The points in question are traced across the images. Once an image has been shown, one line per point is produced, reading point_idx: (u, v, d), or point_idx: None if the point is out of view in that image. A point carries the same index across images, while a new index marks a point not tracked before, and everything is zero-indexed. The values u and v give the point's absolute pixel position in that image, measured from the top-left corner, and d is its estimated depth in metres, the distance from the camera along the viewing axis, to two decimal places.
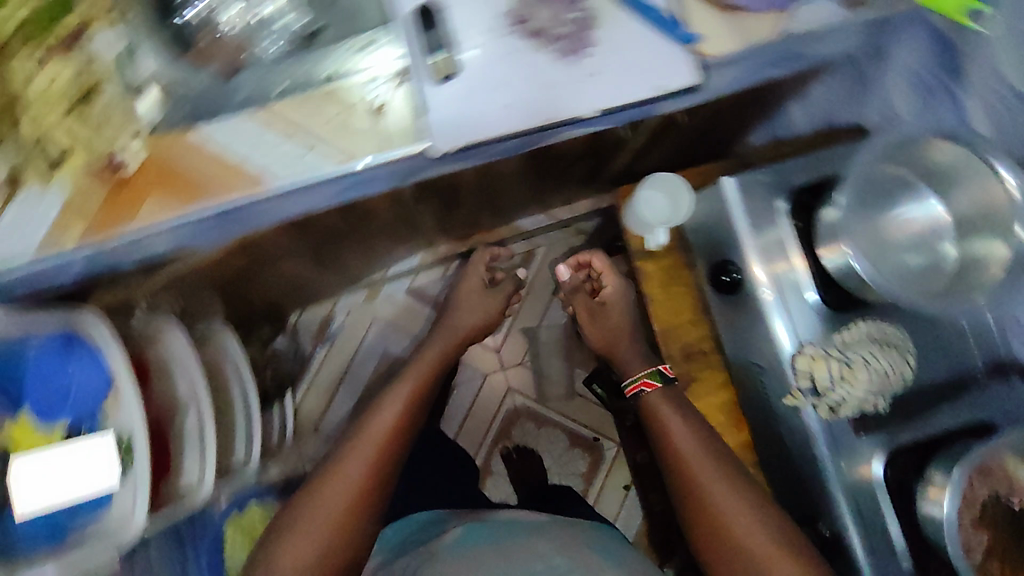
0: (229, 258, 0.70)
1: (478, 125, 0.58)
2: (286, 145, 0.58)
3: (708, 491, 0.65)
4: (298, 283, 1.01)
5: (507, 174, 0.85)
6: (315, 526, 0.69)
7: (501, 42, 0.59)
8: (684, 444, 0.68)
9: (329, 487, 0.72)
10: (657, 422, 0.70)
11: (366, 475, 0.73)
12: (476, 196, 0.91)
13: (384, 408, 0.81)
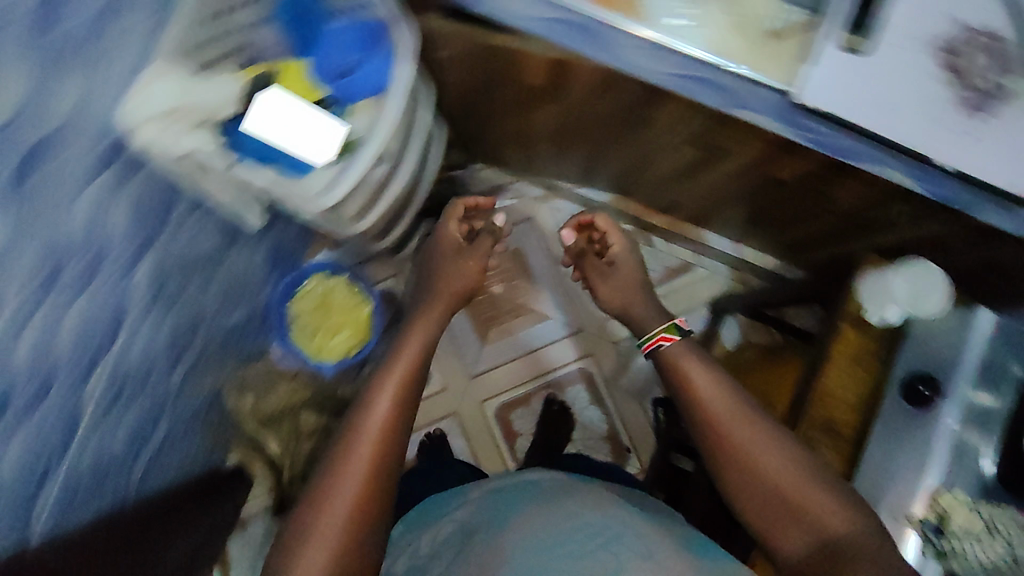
0: (535, 70, 0.72)
1: (843, 108, 0.58)
2: (680, 9, 0.62)
3: (733, 438, 0.67)
4: (518, 141, 1.03)
5: (771, 177, 0.84)
6: (320, 543, 0.61)
7: (917, 52, 0.57)
8: (715, 401, 0.71)
9: (323, 503, 0.63)
10: (676, 368, 0.75)
11: (361, 482, 0.64)
12: (721, 177, 0.90)
13: (387, 388, 0.73)
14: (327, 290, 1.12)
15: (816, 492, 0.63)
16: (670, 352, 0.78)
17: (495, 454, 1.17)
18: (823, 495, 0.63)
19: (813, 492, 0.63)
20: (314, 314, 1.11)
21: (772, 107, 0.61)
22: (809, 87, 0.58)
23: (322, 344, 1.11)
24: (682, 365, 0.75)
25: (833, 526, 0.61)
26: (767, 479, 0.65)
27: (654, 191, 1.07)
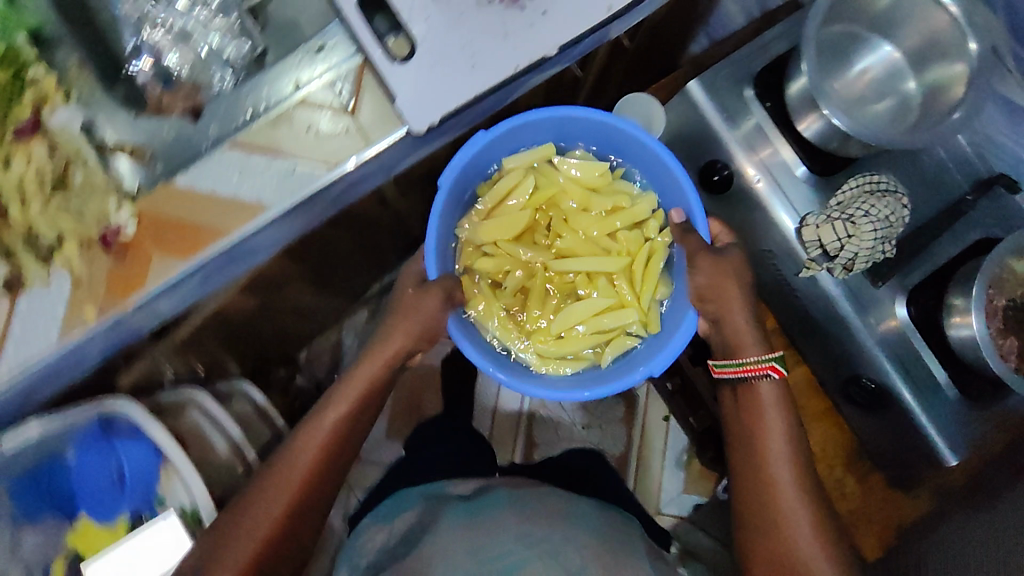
0: (242, 299, 0.66)
1: (441, 99, 0.55)
2: (274, 164, 0.54)
3: (770, 470, 0.63)
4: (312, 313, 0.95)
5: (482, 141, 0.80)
6: (272, 504, 0.62)
7: (446, 16, 0.55)
8: (779, 467, 0.63)
9: (269, 473, 0.63)
10: (753, 413, 0.64)
11: (368, 388, 0.68)
12: None
13: (369, 355, 0.69)
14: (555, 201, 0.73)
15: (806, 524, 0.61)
16: (763, 388, 0.64)
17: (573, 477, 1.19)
18: (805, 518, 0.61)
19: (799, 518, 0.61)
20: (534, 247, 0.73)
21: (407, 146, 0.57)
22: (403, 113, 0.54)
23: (537, 306, 0.74)
24: (762, 400, 0.64)
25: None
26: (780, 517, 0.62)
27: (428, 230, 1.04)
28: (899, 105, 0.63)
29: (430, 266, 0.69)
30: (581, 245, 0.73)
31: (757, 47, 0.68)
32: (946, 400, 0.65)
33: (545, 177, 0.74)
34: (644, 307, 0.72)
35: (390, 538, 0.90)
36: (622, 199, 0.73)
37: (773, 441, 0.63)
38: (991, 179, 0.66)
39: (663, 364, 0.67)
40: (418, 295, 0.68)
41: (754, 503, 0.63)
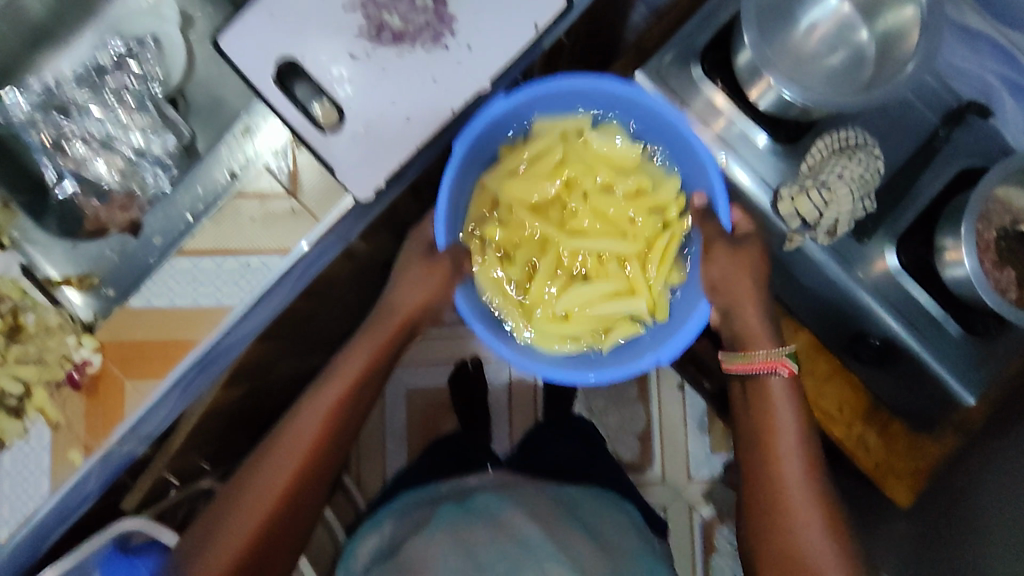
0: (230, 393, 0.64)
1: (380, 160, 0.52)
2: (225, 265, 0.52)
3: (781, 470, 0.61)
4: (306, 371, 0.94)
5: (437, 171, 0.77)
6: (263, 499, 0.59)
7: (367, 73, 0.52)
8: (789, 469, 0.60)
9: (258, 469, 0.60)
10: (764, 412, 0.62)
11: (371, 360, 0.64)
12: (420, 203, 0.84)
13: (374, 327, 0.66)
14: (578, 175, 0.68)
15: (816, 526, 0.59)
16: (773, 383, 0.61)
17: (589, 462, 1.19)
18: (816, 520, 0.59)
19: (811, 517, 0.59)
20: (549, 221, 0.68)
21: (358, 213, 0.54)
22: (346, 184, 0.52)
23: (543, 281, 0.68)
24: (773, 399, 0.62)
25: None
26: (794, 518, 0.60)
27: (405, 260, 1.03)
28: (854, 57, 0.61)
29: (438, 232, 0.64)
30: (595, 224, 0.69)
31: (697, 21, 0.64)
32: (953, 342, 0.63)
33: (572, 148, 0.68)
34: (653, 297, 0.68)
35: (382, 541, 0.91)
36: (645, 182, 0.68)
37: (785, 441, 0.61)
38: (962, 107, 0.63)
39: (672, 352, 0.63)
40: (425, 270, 0.65)
41: (761, 505, 0.62)
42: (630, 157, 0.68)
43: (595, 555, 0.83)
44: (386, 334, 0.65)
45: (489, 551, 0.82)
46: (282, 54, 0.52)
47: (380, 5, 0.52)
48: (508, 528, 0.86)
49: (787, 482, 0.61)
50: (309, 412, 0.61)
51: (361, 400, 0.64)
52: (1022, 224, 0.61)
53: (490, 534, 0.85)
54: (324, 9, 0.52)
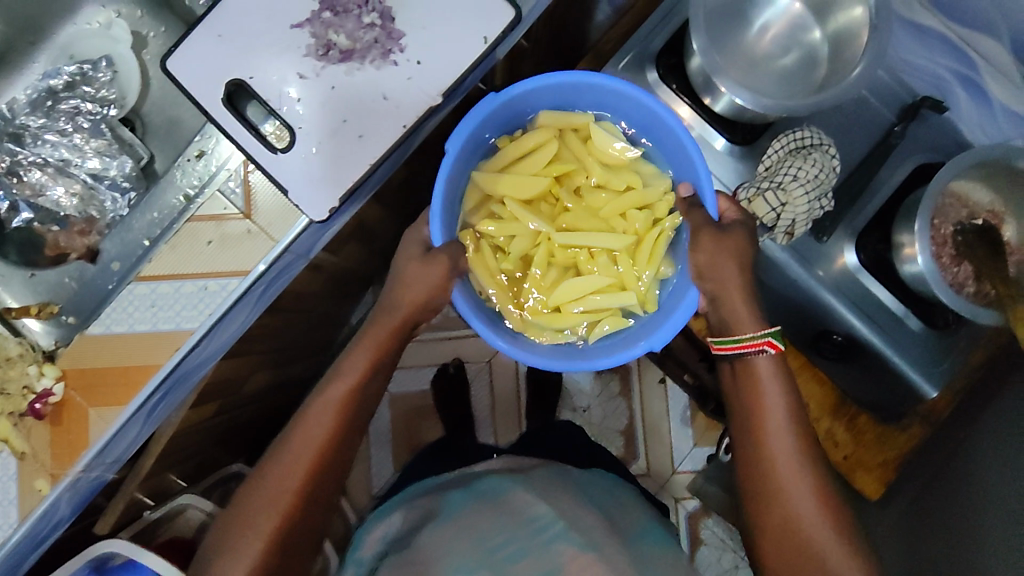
0: (201, 411, 0.65)
1: (334, 178, 0.52)
2: (183, 289, 0.52)
3: (771, 446, 0.60)
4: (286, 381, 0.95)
5: (403, 181, 0.77)
6: (272, 508, 0.59)
7: (317, 92, 0.52)
8: (779, 448, 0.59)
9: (268, 483, 0.60)
10: (750, 388, 0.61)
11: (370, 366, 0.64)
12: (390, 212, 0.84)
13: (369, 333, 0.64)
14: (570, 171, 0.69)
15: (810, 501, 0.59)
16: (761, 361, 0.60)
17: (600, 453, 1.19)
18: (807, 498, 0.58)
19: (798, 492, 0.59)
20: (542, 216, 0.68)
21: (316, 231, 0.55)
22: (300, 204, 0.52)
23: (535, 275, 0.68)
24: (757, 374, 0.61)
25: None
26: (783, 493, 0.59)
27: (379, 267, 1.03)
28: (807, 58, 0.61)
29: (434, 229, 0.63)
30: (586, 217, 0.68)
31: (652, 25, 0.65)
32: (914, 335, 0.64)
33: (566, 145, 0.69)
34: (643, 291, 0.67)
35: (389, 532, 0.92)
36: (635, 179, 0.68)
37: (773, 417, 0.60)
38: (917, 103, 0.63)
39: (664, 339, 0.63)
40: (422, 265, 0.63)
41: (753, 486, 0.61)
42: (622, 154, 0.68)
43: (606, 529, 0.82)
44: (385, 338, 0.65)
45: (499, 535, 0.81)
46: (231, 76, 0.52)
47: (326, 24, 0.52)
48: (517, 509, 0.85)
49: (777, 459, 0.60)
50: (313, 419, 0.61)
51: (365, 405, 0.64)
52: (978, 218, 0.61)
53: (501, 519, 0.84)
54: (273, 28, 0.52)
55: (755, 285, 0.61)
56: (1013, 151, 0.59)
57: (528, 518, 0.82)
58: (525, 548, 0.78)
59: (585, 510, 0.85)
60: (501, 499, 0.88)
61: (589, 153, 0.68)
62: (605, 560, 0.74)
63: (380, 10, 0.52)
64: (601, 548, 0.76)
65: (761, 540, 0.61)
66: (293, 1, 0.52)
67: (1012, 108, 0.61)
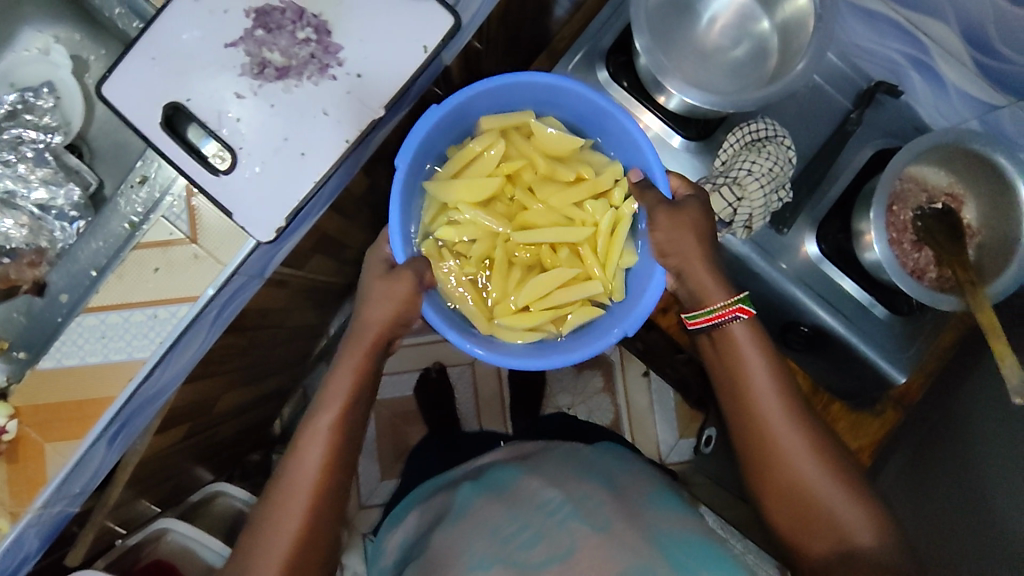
0: (168, 435, 0.65)
1: (277, 198, 0.51)
2: (131, 318, 0.51)
3: (763, 422, 0.60)
4: (264, 395, 0.94)
5: (363, 190, 0.77)
6: (289, 518, 0.59)
7: (255, 111, 0.51)
8: (775, 424, 0.60)
9: (276, 495, 0.60)
10: (732, 360, 0.61)
11: (356, 380, 0.63)
12: (354, 221, 0.84)
13: (351, 350, 0.63)
14: (519, 169, 0.68)
15: (816, 469, 0.59)
16: (735, 331, 0.60)
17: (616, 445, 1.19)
18: (812, 464, 0.59)
19: (801, 463, 0.59)
20: (498, 216, 0.67)
21: (266, 253, 0.54)
22: (245, 226, 0.51)
23: (499, 276, 0.67)
24: (735, 349, 0.61)
25: (860, 539, 0.57)
26: (792, 471, 0.59)
27: (350, 275, 1.03)
28: (757, 49, 0.61)
29: (396, 247, 0.62)
30: (542, 212, 0.67)
31: (600, 23, 0.64)
32: (881, 322, 0.64)
33: (511, 145, 0.68)
34: (607, 278, 0.66)
35: (409, 535, 0.89)
36: (585, 169, 0.67)
37: (758, 388, 0.60)
38: (871, 88, 0.63)
39: (637, 323, 0.62)
40: (387, 284, 0.61)
41: (752, 460, 0.62)
42: (568, 146, 0.66)
43: (617, 505, 0.77)
44: (363, 357, 0.63)
45: (511, 525, 0.77)
46: (169, 99, 0.52)
47: (261, 41, 0.51)
48: (526, 499, 0.81)
49: (773, 434, 0.60)
50: (312, 427, 0.61)
51: (358, 422, 0.63)
52: (937, 201, 0.61)
53: (508, 510, 0.80)
54: (208, 48, 0.51)
55: (720, 274, 0.60)
56: (965, 136, 0.57)
57: (537, 506, 0.79)
58: (539, 533, 0.74)
59: (595, 489, 0.80)
60: (507, 491, 0.84)
61: (538, 149, 0.67)
62: (618, 540, 0.70)
63: (316, 25, 0.51)
64: (612, 528, 0.72)
65: (774, 511, 0.62)
66: (226, 20, 0.51)
67: (966, 88, 0.60)
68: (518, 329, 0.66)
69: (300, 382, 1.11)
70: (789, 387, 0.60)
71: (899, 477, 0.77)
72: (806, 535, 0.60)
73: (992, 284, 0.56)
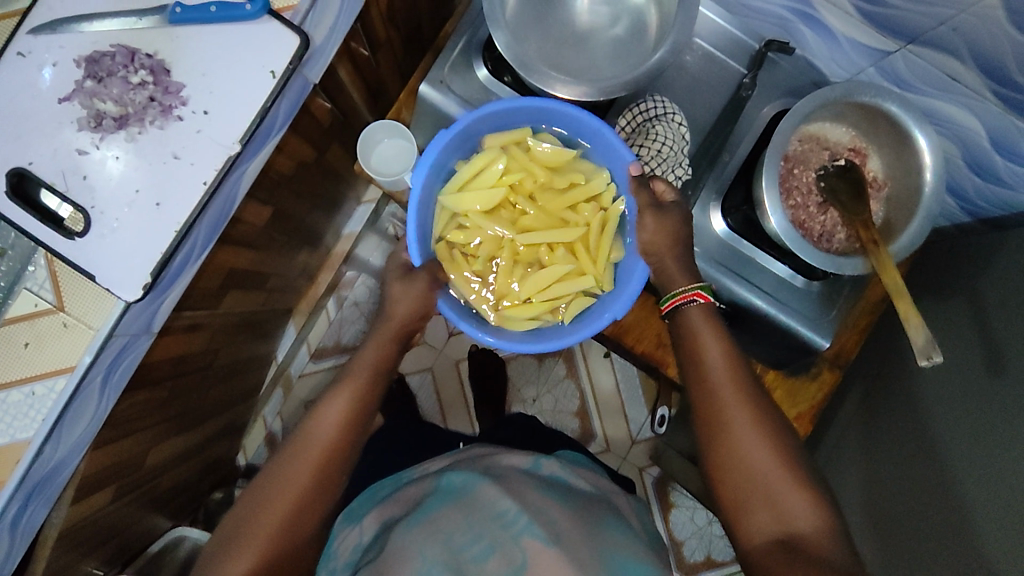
0: (89, 498, 0.63)
1: (137, 254, 0.49)
2: (11, 396, 0.50)
3: (721, 398, 0.56)
4: (213, 433, 0.93)
5: (266, 215, 0.74)
6: (266, 521, 0.54)
7: (101, 165, 0.48)
8: (725, 390, 0.56)
9: (263, 490, 0.55)
10: (692, 338, 0.57)
11: (375, 368, 0.60)
12: (269, 248, 0.81)
13: (376, 334, 0.61)
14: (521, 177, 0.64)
15: (769, 451, 0.54)
16: (691, 314, 0.57)
17: (588, 428, 1.19)
18: (764, 445, 0.54)
19: (751, 442, 0.54)
20: (501, 221, 0.64)
21: (145, 311, 0.52)
22: (110, 288, 0.49)
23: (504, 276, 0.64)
24: (694, 329, 0.58)
25: (804, 527, 0.51)
26: (747, 447, 0.54)
27: (287, 299, 1.01)
28: (636, 23, 0.57)
29: (413, 252, 0.60)
30: (541, 217, 0.64)
31: (475, 14, 0.61)
32: (805, 291, 0.62)
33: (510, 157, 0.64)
34: (599, 274, 0.63)
35: (363, 537, 0.78)
36: (577, 176, 0.63)
37: (715, 366, 0.56)
38: (760, 49, 0.60)
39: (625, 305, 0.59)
40: (405, 284, 0.60)
41: (705, 439, 0.56)
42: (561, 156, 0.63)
43: (572, 520, 0.69)
44: (384, 346, 0.61)
45: (466, 533, 0.68)
46: (10, 166, 0.48)
47: (95, 91, 0.48)
48: (482, 504, 0.71)
49: (728, 412, 0.55)
50: (321, 418, 0.57)
51: (374, 413, 0.60)
52: (840, 158, 0.59)
53: (465, 516, 0.70)
54: (41, 106, 0.48)
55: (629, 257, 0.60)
56: (852, 89, 0.54)
57: (494, 513, 0.69)
58: (493, 544, 0.66)
59: (552, 505, 0.71)
60: (468, 492, 0.73)
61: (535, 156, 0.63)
62: (571, 557, 0.63)
63: (150, 65, 0.48)
64: (566, 542, 0.65)
65: (722, 498, 0.56)
66: (53, 73, 0.48)
67: (855, 38, 0.57)
68: (519, 319, 0.63)
69: (255, 410, 1.10)
70: (744, 368, 0.57)
71: (846, 431, 0.77)
72: (756, 513, 0.53)
73: (895, 242, 0.54)
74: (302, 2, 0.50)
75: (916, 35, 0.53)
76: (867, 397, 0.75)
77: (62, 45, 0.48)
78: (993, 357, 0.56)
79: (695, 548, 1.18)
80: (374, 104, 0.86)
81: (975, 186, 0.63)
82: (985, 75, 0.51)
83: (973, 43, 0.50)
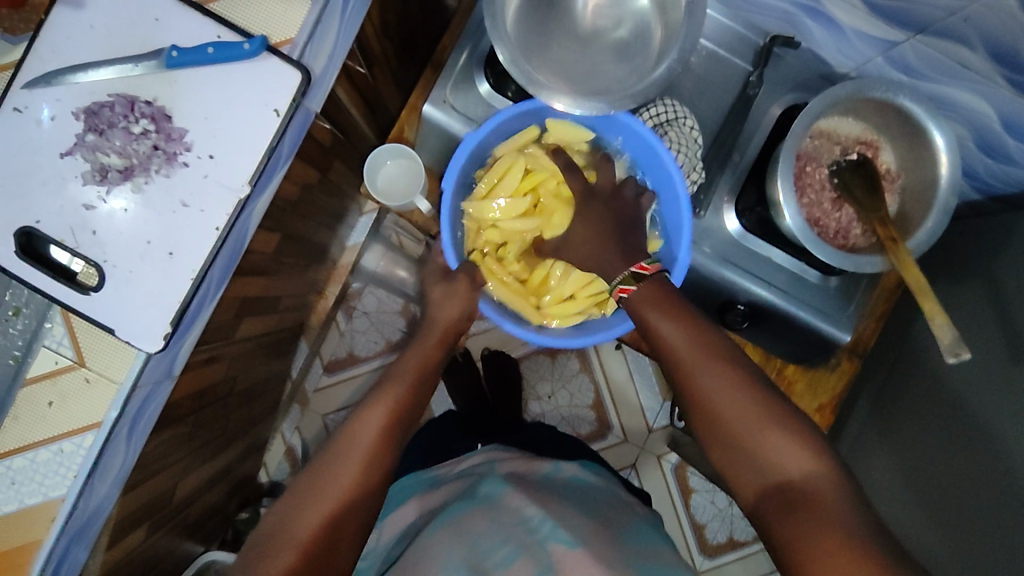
0: (124, 539, 0.64)
1: (154, 305, 0.48)
2: (42, 454, 0.50)
3: (693, 375, 0.51)
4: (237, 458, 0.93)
5: (274, 241, 0.74)
6: (297, 527, 0.52)
7: (109, 218, 0.47)
8: (687, 360, 0.52)
9: (298, 497, 0.54)
10: (642, 316, 0.54)
11: (416, 374, 0.60)
12: (279, 272, 0.81)
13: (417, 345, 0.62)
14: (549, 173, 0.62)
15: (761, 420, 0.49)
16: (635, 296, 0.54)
17: (605, 421, 1.20)
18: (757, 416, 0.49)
19: (739, 416, 0.49)
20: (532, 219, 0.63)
21: (168, 358, 0.51)
22: (130, 341, 0.48)
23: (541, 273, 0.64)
24: (647, 306, 0.54)
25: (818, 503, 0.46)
26: (739, 424, 0.49)
27: (298, 317, 1.01)
28: (639, 28, 0.56)
29: (448, 255, 0.61)
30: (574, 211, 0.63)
31: (473, 26, 0.60)
32: (822, 287, 0.62)
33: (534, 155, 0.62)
34: None
35: (383, 541, 0.79)
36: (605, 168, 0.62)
37: (675, 338, 0.52)
38: (766, 45, 0.59)
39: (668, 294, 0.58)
40: (446, 289, 0.61)
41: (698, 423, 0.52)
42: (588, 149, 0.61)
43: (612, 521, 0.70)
44: (423, 353, 0.61)
45: (493, 536, 0.68)
46: (17, 225, 0.47)
47: (98, 144, 0.47)
48: (519, 509, 0.72)
49: (708, 386, 0.51)
50: (360, 425, 0.57)
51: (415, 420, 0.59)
52: (851, 151, 0.58)
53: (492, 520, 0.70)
54: (43, 163, 0.47)
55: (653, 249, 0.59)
56: (863, 85, 0.53)
57: (520, 519, 0.70)
58: (520, 547, 0.66)
59: (577, 508, 0.73)
60: (497, 499, 0.74)
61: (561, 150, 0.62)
62: (601, 559, 0.63)
63: (151, 113, 0.47)
64: (603, 544, 0.65)
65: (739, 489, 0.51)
66: (53, 128, 0.47)
67: (862, 30, 0.56)
68: (562, 315, 0.63)
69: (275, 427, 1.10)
70: (708, 335, 0.53)
71: (870, 414, 0.77)
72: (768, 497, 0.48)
73: (913, 236, 0.54)
74: (299, 34, 0.49)
75: (926, 24, 0.51)
76: (890, 380, 0.75)
77: (59, 98, 0.47)
78: (1017, 343, 0.56)
79: (717, 530, 1.20)
80: (374, 117, 0.84)
81: (986, 166, 0.63)
82: (997, 62, 0.50)
83: (984, 31, 0.49)
